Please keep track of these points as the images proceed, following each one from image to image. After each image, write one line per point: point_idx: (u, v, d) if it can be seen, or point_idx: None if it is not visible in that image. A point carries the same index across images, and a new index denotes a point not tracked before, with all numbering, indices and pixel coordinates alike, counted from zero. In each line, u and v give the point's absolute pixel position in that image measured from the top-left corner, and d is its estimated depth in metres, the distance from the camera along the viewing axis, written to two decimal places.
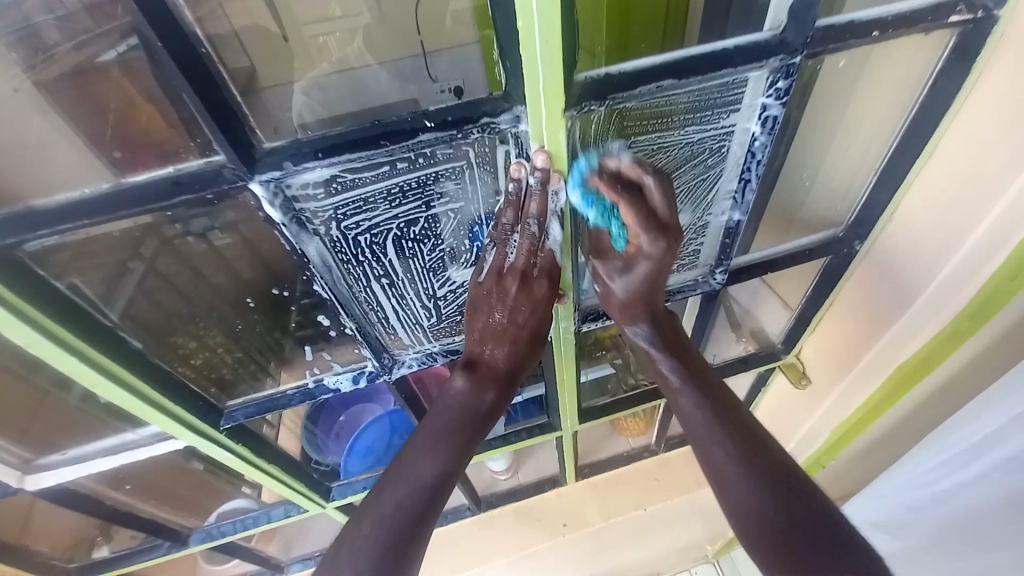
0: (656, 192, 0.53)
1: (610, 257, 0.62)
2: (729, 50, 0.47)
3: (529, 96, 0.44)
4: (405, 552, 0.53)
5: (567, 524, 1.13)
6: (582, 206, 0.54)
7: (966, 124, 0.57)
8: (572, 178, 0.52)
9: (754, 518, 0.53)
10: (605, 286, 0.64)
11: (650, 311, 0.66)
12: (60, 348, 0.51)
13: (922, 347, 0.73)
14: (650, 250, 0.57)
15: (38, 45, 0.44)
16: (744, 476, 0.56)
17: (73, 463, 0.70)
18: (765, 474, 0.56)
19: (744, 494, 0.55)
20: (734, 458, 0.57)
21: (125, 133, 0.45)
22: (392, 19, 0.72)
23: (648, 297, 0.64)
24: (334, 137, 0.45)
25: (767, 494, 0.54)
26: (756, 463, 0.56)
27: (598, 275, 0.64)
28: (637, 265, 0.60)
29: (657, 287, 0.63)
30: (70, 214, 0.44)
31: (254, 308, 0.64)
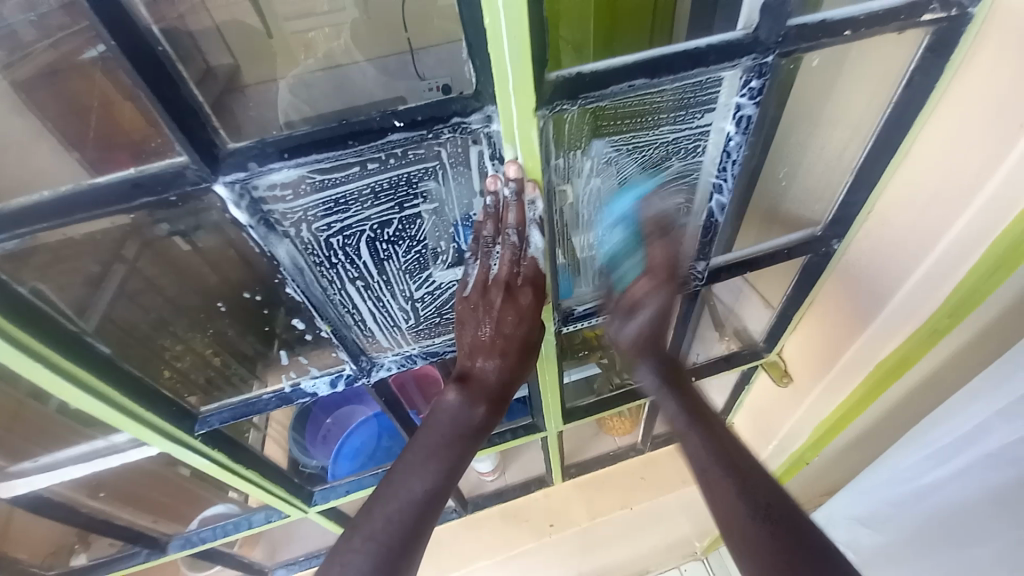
0: (678, 248, 0.64)
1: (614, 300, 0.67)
2: (702, 49, 0.47)
3: (499, 95, 0.44)
4: (399, 565, 0.53)
5: (554, 524, 1.13)
6: (607, 231, 0.64)
7: (944, 119, 0.58)
8: (625, 193, 0.60)
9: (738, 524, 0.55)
10: (614, 331, 0.69)
11: (655, 352, 0.68)
12: (26, 356, 0.49)
13: (898, 346, 0.74)
14: (652, 300, 0.63)
15: (16, 44, 0.43)
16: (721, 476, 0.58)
17: (42, 471, 0.68)
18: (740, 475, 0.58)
19: (728, 497, 0.57)
20: (715, 469, 0.59)
21: (104, 132, 0.45)
22: (380, 16, 0.71)
23: (652, 342, 0.67)
24: (299, 137, 0.44)
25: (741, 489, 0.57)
26: (741, 476, 0.58)
27: (609, 321, 0.68)
28: (638, 312, 0.65)
29: (660, 330, 0.67)
30: (28, 218, 0.43)
31: (226, 313, 0.63)
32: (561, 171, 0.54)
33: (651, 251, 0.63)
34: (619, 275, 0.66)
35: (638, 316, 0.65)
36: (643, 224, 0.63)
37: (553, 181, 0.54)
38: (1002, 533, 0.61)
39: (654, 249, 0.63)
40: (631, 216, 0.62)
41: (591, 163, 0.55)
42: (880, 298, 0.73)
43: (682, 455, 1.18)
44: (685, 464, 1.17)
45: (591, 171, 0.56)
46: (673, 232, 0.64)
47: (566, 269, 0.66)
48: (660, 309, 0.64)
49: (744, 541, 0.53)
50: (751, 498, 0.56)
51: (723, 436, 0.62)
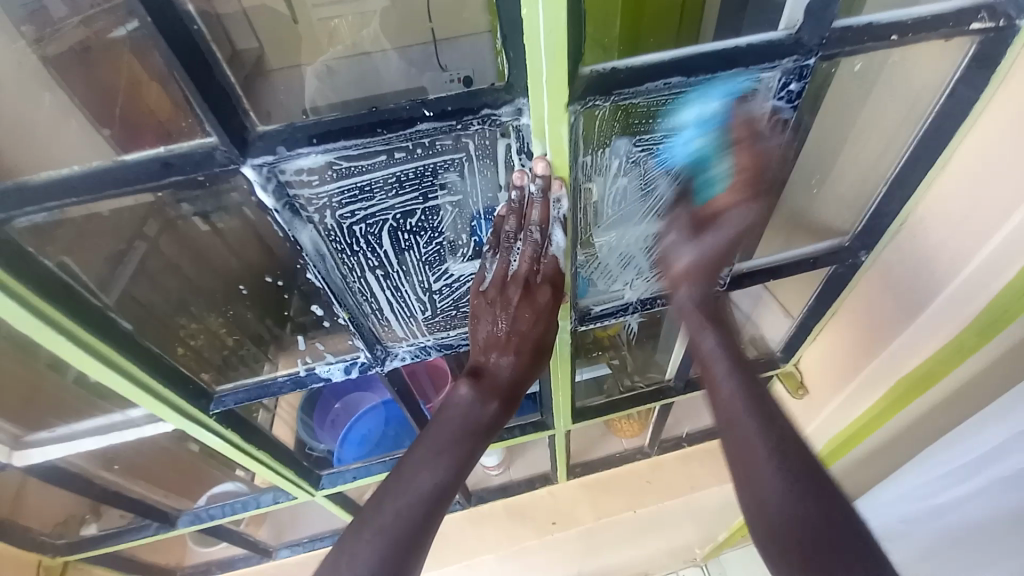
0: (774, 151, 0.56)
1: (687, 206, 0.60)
2: (740, 49, 0.46)
3: (531, 88, 0.43)
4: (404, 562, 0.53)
5: (557, 522, 1.13)
6: (676, 146, 0.54)
7: (982, 134, 0.56)
8: (718, 89, 0.49)
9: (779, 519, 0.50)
10: (667, 252, 0.63)
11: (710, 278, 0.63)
12: (50, 328, 0.50)
13: (927, 357, 0.70)
14: (739, 216, 0.59)
15: (45, 21, 0.46)
16: (772, 472, 0.52)
17: (60, 441, 0.70)
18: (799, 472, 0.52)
19: (770, 490, 0.52)
20: (759, 442, 0.54)
21: (132, 113, 0.45)
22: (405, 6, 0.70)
23: (712, 268, 0.62)
24: (329, 123, 0.44)
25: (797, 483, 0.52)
26: (787, 465, 0.53)
27: (665, 236, 0.62)
28: (709, 229, 0.60)
29: (720, 257, 0.62)
30: (58, 192, 0.44)
31: (246, 297, 0.64)
32: (590, 167, 0.53)
33: (734, 159, 0.56)
34: (704, 180, 0.58)
35: (713, 231, 0.60)
36: (724, 133, 0.54)
37: (580, 177, 0.53)
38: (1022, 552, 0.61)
39: (740, 154, 0.55)
40: (715, 118, 0.52)
41: (619, 161, 0.54)
42: (907, 313, 0.71)
43: (690, 461, 1.17)
44: (692, 470, 1.16)
45: (618, 169, 0.55)
46: (767, 130, 0.55)
47: (586, 270, 0.65)
48: (741, 225, 0.60)
49: (784, 535, 0.50)
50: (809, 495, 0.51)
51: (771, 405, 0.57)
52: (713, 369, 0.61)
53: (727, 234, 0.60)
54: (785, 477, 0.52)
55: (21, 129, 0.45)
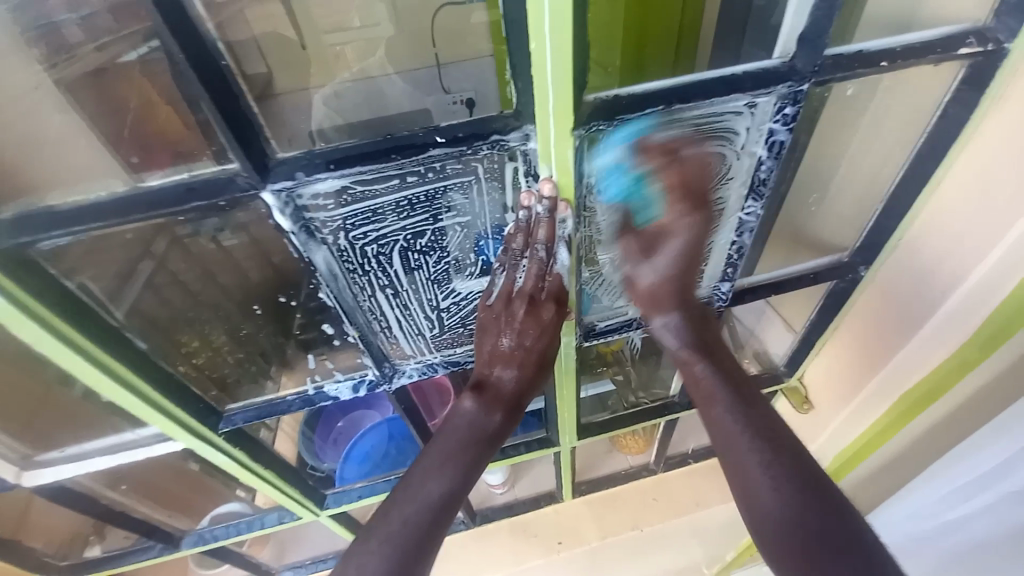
0: (702, 160, 0.54)
1: (635, 233, 0.60)
2: (738, 76, 0.48)
3: (539, 114, 0.45)
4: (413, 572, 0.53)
5: (562, 542, 1.12)
6: (604, 180, 0.53)
7: (975, 153, 0.57)
8: (614, 141, 0.50)
9: (777, 524, 0.52)
10: (630, 275, 0.63)
11: (679, 301, 0.63)
12: (69, 349, 0.52)
13: (923, 378, 0.72)
14: (683, 227, 0.56)
15: (60, 44, 0.44)
16: (766, 482, 0.54)
17: (69, 461, 0.70)
18: (793, 474, 0.54)
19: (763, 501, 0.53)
20: (751, 453, 0.55)
21: (140, 134, 0.46)
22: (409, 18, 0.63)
23: (676, 286, 0.62)
24: (346, 149, 0.46)
25: (794, 488, 0.53)
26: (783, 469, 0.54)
27: (629, 261, 0.61)
28: (664, 243, 0.59)
29: (687, 267, 0.60)
30: (83, 217, 0.45)
31: (261, 315, 0.67)
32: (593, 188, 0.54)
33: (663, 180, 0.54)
34: (641, 205, 0.57)
35: (661, 254, 0.59)
36: (641, 164, 0.52)
37: (584, 198, 0.54)
38: None
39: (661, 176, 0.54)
40: (621, 162, 0.52)
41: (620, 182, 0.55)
42: (908, 329, 0.72)
43: (695, 477, 1.17)
44: (698, 487, 1.15)
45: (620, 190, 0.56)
46: (690, 144, 0.53)
47: (590, 287, 0.67)
48: (694, 237, 0.57)
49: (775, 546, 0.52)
50: (805, 497, 0.52)
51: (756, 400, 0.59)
52: (695, 374, 0.62)
53: (681, 249, 0.58)
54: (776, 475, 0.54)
55: (41, 152, 0.45)
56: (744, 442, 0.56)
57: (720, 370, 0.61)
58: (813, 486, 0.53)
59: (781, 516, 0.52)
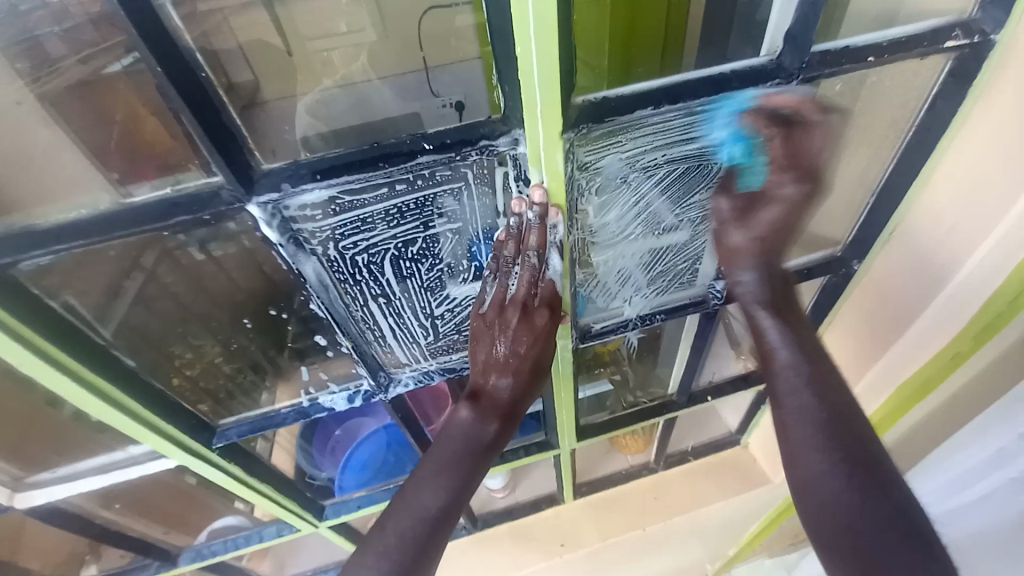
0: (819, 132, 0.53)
1: (729, 194, 0.60)
2: (725, 74, 0.48)
3: (527, 119, 0.45)
4: None
5: (564, 543, 1.12)
6: (724, 145, 0.55)
7: (964, 145, 0.58)
8: (728, 104, 0.50)
9: (830, 515, 0.53)
10: (718, 232, 0.62)
11: (767, 262, 0.62)
12: (58, 371, 0.51)
13: (920, 370, 0.74)
14: (780, 195, 0.57)
15: (43, 58, 0.42)
16: (825, 470, 0.54)
17: (63, 481, 0.69)
18: (853, 464, 0.54)
19: (825, 490, 0.54)
20: (815, 440, 0.56)
21: (127, 145, 0.44)
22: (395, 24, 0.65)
23: (766, 249, 0.61)
24: (332, 159, 0.45)
25: (853, 481, 0.53)
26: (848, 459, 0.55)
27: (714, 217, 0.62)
28: (756, 206, 0.59)
29: (780, 233, 0.60)
30: (66, 235, 0.45)
31: (251, 327, 0.65)
32: (585, 191, 0.54)
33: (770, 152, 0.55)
34: (749, 172, 0.58)
35: (748, 219, 0.59)
36: (766, 134, 0.53)
37: (575, 200, 0.54)
38: None
39: (780, 146, 0.54)
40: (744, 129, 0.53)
41: (612, 183, 0.55)
42: (902, 321, 0.73)
43: (695, 474, 1.17)
44: (699, 485, 1.15)
45: (611, 191, 0.56)
46: (821, 113, 0.53)
47: (585, 289, 0.66)
48: (785, 207, 0.58)
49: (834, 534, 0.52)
50: (862, 488, 0.53)
51: (826, 380, 0.59)
52: (772, 351, 0.61)
53: (767, 216, 0.59)
54: (841, 471, 0.54)
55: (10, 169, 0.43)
56: (817, 424, 0.56)
57: (801, 347, 0.60)
58: (870, 480, 0.53)
59: (838, 507, 0.53)
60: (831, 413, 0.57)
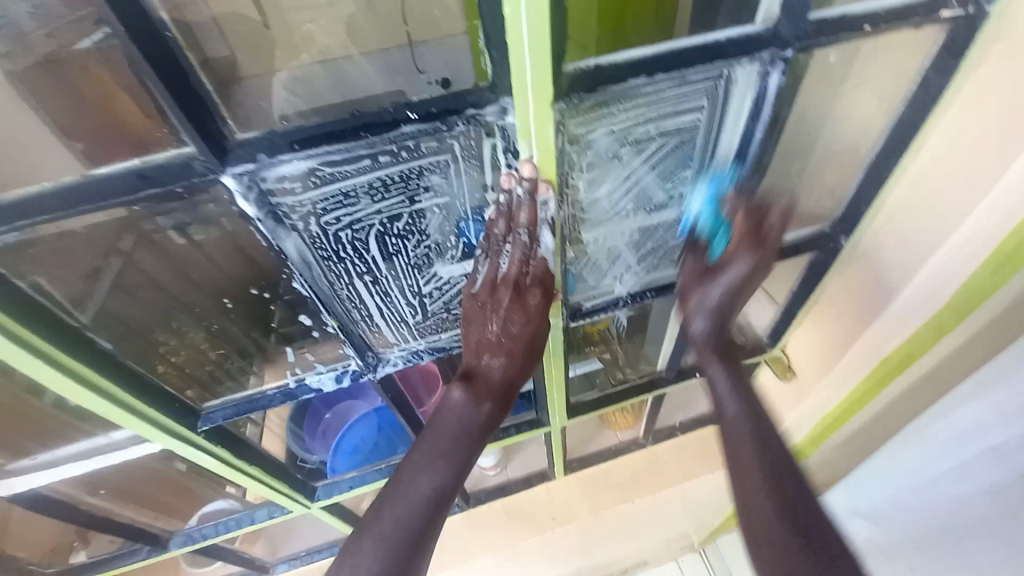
0: (772, 220, 0.60)
1: (699, 260, 0.65)
2: (720, 42, 0.47)
3: (516, 87, 0.43)
4: (406, 567, 0.54)
5: (556, 518, 1.15)
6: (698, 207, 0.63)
7: (956, 118, 0.57)
8: (714, 179, 0.60)
9: (765, 522, 0.58)
10: (685, 288, 0.66)
11: (720, 322, 0.66)
12: (31, 355, 0.48)
13: (904, 342, 0.73)
14: (737, 262, 0.60)
15: (16, 36, 0.41)
16: (758, 480, 0.61)
17: (45, 468, 0.68)
18: (772, 470, 0.61)
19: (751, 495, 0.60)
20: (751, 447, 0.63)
21: (98, 126, 0.44)
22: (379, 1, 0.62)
23: (725, 312, 0.65)
24: (310, 128, 0.43)
25: (777, 487, 0.60)
26: (774, 468, 0.61)
27: (687, 278, 0.65)
28: (721, 274, 0.62)
29: (735, 300, 0.64)
30: (29, 211, 0.42)
31: (232, 310, 0.65)
32: (575, 166, 0.53)
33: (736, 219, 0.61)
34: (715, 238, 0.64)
35: (717, 281, 0.62)
36: (731, 207, 0.61)
37: (566, 176, 0.53)
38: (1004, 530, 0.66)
39: (742, 219, 0.60)
40: (715, 198, 0.62)
41: (602, 159, 0.54)
42: (888, 296, 0.73)
43: (684, 450, 1.19)
44: (687, 460, 1.18)
45: (601, 167, 0.55)
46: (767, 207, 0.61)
47: (575, 267, 0.66)
48: (741, 277, 0.61)
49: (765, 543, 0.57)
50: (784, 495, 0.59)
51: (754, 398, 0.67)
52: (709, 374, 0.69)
53: (727, 284, 0.62)
54: (767, 480, 0.60)
55: None
56: (745, 435, 0.64)
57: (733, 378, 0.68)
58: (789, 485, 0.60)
59: (768, 514, 0.58)
60: (754, 422, 0.65)
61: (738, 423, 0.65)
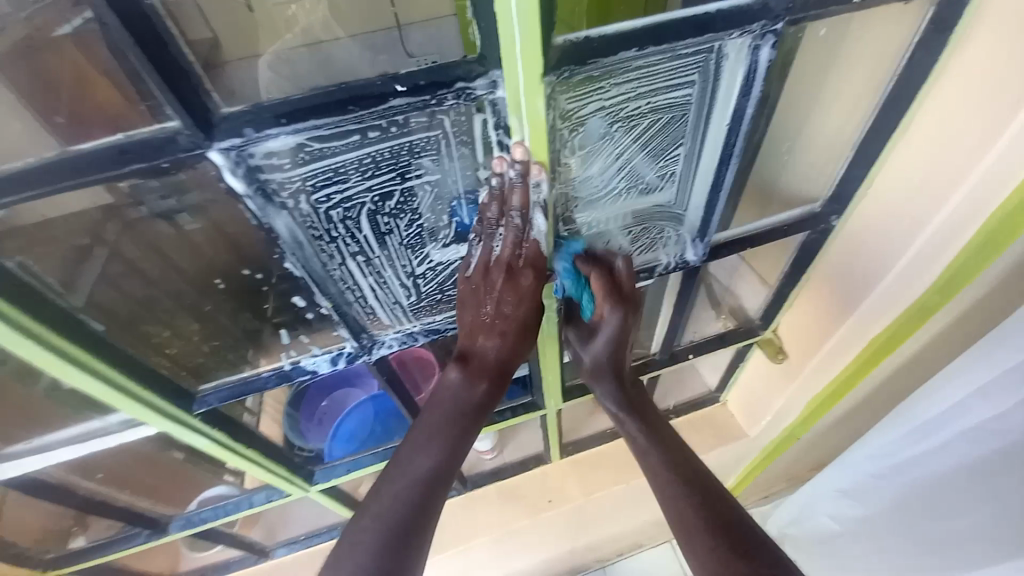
0: (621, 270, 0.65)
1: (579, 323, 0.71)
2: (710, 15, 0.46)
3: (505, 58, 0.42)
4: (407, 546, 0.53)
5: (553, 500, 1.15)
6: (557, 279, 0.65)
7: (944, 96, 0.57)
8: (564, 250, 0.64)
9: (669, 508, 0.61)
10: (579, 352, 0.74)
11: (616, 373, 0.72)
12: (25, 336, 0.48)
13: (889, 323, 0.76)
14: (610, 318, 0.66)
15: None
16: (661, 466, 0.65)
17: (38, 453, 0.67)
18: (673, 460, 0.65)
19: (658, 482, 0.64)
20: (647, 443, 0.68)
21: (77, 107, 0.42)
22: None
23: (612, 365, 0.72)
24: (296, 101, 0.43)
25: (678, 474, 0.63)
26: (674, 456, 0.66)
27: (578, 342, 0.73)
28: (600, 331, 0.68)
29: (622, 348, 0.70)
30: (13, 188, 0.41)
31: (223, 290, 0.62)
32: (566, 146, 0.53)
33: (594, 282, 0.65)
34: (585, 304, 0.67)
35: (601, 333, 0.68)
36: (583, 268, 0.64)
37: (557, 156, 0.53)
38: (981, 504, 0.66)
39: (597, 279, 0.65)
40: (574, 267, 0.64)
41: (593, 140, 0.54)
42: (875, 275, 0.74)
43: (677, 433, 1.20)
44: None
45: (592, 147, 0.55)
46: (611, 258, 0.66)
47: None
48: (617, 331, 0.67)
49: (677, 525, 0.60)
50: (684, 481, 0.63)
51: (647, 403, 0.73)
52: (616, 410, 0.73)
53: (608, 338, 0.68)
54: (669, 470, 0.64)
55: None
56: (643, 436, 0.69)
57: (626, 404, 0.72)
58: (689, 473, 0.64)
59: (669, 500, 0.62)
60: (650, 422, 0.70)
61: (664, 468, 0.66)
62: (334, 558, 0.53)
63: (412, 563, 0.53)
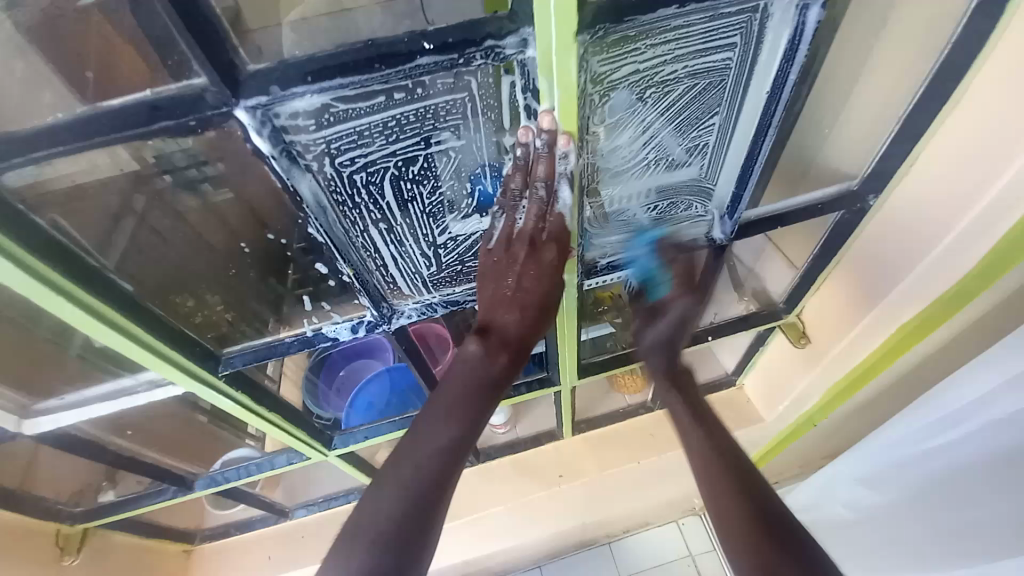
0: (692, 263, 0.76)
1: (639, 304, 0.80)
2: None
3: (537, 13, 0.40)
4: (427, 514, 0.54)
5: (564, 475, 1.17)
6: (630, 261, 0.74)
7: (999, 65, 0.53)
8: (644, 238, 0.72)
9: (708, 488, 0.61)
10: (637, 332, 0.80)
11: (669, 352, 0.78)
12: (56, 294, 0.48)
13: (922, 309, 0.73)
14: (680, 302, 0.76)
15: None
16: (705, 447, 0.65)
17: (69, 408, 0.70)
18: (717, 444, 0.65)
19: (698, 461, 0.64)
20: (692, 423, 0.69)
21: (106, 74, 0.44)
22: None
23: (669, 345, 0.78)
24: (323, 59, 0.42)
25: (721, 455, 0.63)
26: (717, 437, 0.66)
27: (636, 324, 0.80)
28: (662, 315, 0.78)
29: (679, 334, 0.79)
30: (40, 145, 0.42)
31: (249, 254, 0.67)
32: (594, 114, 0.51)
33: (672, 271, 0.75)
34: (653, 288, 0.78)
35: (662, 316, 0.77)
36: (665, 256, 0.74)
37: (585, 124, 0.51)
38: (996, 496, 0.64)
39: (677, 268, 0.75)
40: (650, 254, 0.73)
41: (622, 108, 0.52)
42: (910, 259, 0.71)
43: None
44: None
45: (620, 115, 0.53)
46: (687, 250, 0.75)
47: (590, 225, 0.65)
48: (682, 313, 0.77)
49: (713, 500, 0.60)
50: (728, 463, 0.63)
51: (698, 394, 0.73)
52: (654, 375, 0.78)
53: (673, 321, 0.78)
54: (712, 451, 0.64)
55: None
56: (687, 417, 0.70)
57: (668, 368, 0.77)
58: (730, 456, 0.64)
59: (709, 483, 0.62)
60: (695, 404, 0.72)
61: (708, 458, 0.64)
62: (354, 523, 0.54)
63: (431, 530, 0.54)
